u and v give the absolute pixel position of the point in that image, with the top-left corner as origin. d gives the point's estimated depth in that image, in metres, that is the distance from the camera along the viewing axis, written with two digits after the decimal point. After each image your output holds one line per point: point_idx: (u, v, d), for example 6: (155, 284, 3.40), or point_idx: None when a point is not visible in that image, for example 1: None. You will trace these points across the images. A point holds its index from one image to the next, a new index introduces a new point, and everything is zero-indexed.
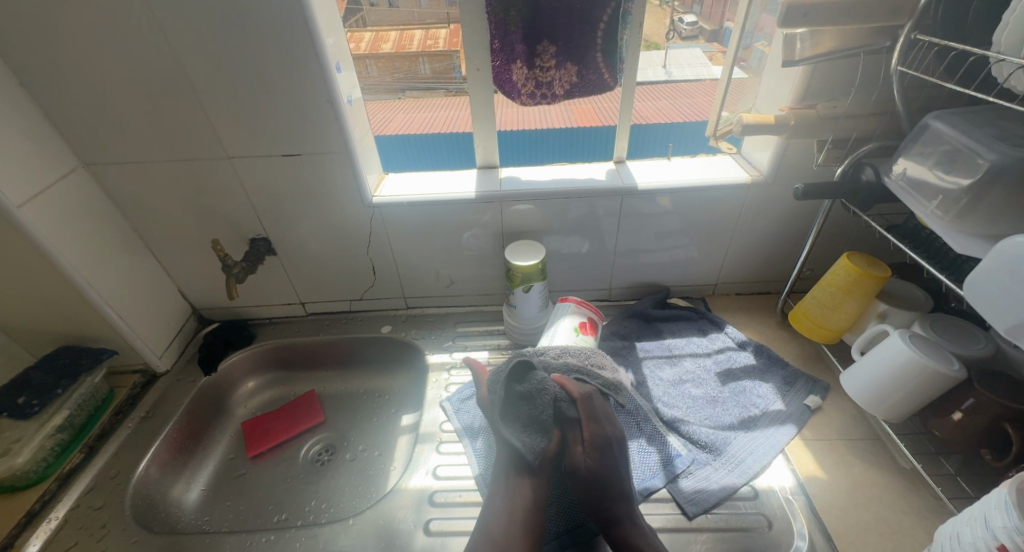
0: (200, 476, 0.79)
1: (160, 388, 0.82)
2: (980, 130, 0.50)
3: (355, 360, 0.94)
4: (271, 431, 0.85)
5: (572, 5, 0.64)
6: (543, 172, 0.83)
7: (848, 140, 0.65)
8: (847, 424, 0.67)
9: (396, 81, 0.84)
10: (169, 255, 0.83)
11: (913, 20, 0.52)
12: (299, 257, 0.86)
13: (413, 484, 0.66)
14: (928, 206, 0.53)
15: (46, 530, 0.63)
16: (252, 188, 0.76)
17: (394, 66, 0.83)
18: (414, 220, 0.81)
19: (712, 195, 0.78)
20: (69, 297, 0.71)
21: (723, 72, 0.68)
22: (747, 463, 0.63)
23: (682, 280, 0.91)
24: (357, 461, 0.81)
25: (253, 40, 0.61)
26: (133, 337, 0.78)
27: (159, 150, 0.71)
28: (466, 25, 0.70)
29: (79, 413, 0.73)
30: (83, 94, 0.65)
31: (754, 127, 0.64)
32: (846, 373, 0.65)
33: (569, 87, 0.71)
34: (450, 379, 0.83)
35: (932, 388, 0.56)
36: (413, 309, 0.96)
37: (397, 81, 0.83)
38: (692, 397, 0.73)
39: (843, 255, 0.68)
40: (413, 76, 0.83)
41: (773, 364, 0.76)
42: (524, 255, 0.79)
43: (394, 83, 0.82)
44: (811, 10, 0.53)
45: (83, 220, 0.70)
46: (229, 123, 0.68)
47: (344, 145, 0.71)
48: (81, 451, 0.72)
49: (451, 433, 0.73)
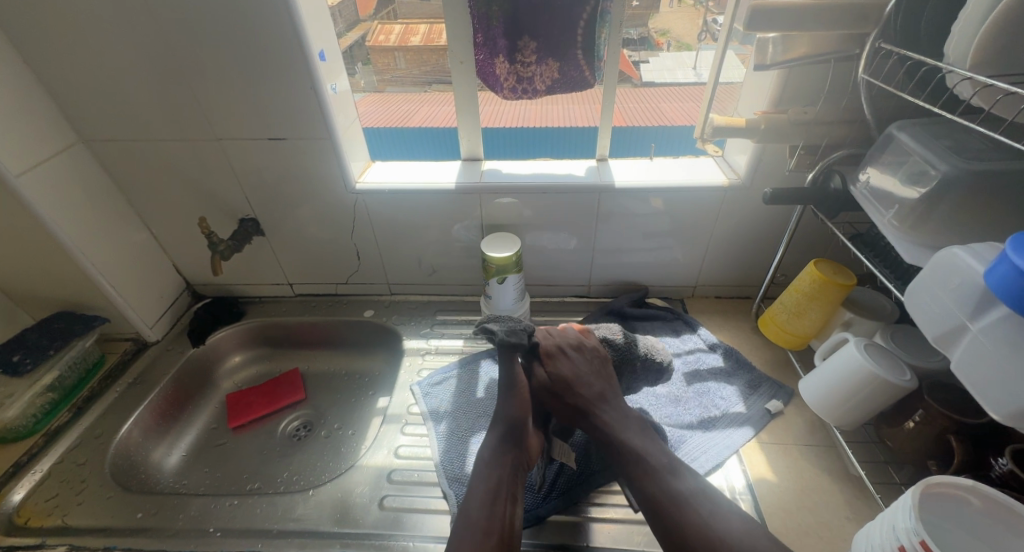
0: (181, 442, 0.83)
1: (149, 357, 0.87)
2: (937, 141, 0.51)
3: (338, 341, 0.97)
4: (253, 405, 0.89)
5: (552, 2, 0.66)
6: (525, 167, 0.85)
7: (820, 145, 0.65)
8: (805, 429, 0.67)
9: (419, 73, 0.87)
10: (164, 231, 0.87)
11: (878, 28, 0.52)
12: (287, 239, 0.89)
13: (375, 461, 0.69)
14: (885, 216, 0.54)
15: (30, 480, 0.67)
16: (241, 169, 0.79)
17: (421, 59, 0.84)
18: (396, 208, 0.83)
19: (689, 196, 0.78)
20: (64, 264, 0.75)
21: (711, 77, 0.66)
22: (699, 462, 0.64)
23: (660, 281, 0.92)
24: (331, 438, 0.84)
25: (239, 26, 0.64)
26: (125, 306, 0.82)
27: (154, 129, 0.74)
28: (451, 19, 0.72)
29: (69, 375, 0.78)
30: (83, 73, 0.69)
31: (725, 129, 0.65)
32: (806, 378, 0.65)
33: (551, 83, 0.72)
34: (423, 363, 0.85)
35: (883, 398, 0.56)
36: (397, 296, 0.98)
37: (423, 74, 0.86)
38: (656, 394, 0.74)
39: (811, 262, 0.68)
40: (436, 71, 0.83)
41: (739, 367, 0.77)
42: (499, 247, 0.80)
43: (421, 76, 0.86)
44: (777, 15, 0.53)
45: (80, 192, 0.75)
46: (219, 105, 0.72)
47: (328, 131, 0.74)
48: (70, 411, 0.76)
49: (417, 416, 0.76)
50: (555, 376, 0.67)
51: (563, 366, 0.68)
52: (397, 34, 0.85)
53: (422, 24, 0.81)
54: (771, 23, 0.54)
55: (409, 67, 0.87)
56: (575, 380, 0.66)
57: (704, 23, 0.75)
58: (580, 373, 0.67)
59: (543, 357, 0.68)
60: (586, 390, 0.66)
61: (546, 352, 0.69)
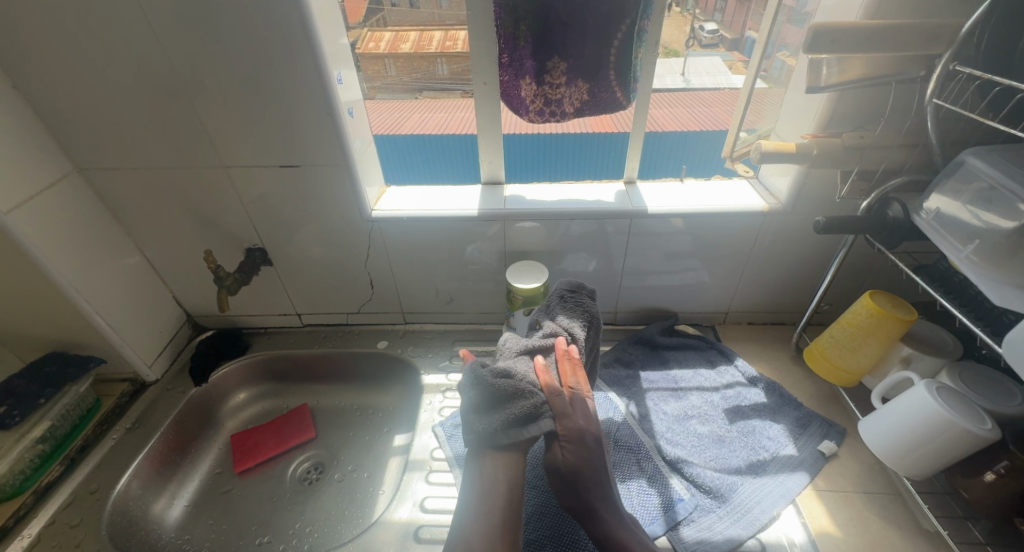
0: (185, 491, 0.77)
1: (149, 398, 0.81)
2: (1021, 169, 0.47)
3: (350, 374, 0.91)
4: (260, 445, 0.83)
5: (583, 21, 0.60)
6: (549, 191, 0.80)
7: (875, 171, 0.61)
8: (863, 475, 0.63)
9: (411, 81, 0.77)
10: (165, 262, 0.82)
11: (951, 49, 0.49)
12: (297, 268, 0.83)
13: (399, 517, 0.63)
14: (962, 250, 0.50)
15: (17, 547, 0.62)
16: (249, 197, 0.73)
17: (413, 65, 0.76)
18: (414, 235, 0.78)
19: (727, 222, 0.74)
20: (59, 304, 0.70)
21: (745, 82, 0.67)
22: (755, 513, 0.59)
23: (691, 307, 0.87)
24: (346, 482, 0.78)
25: (250, 47, 0.59)
26: (123, 346, 0.77)
27: (155, 156, 0.69)
28: (477, 36, 0.67)
29: (61, 424, 0.71)
30: (78, 99, 0.63)
31: (774, 155, 0.60)
32: (865, 419, 0.61)
33: (580, 105, 0.66)
34: (444, 402, 0.79)
35: (961, 448, 0.52)
36: (411, 325, 0.93)
37: (413, 81, 0.77)
38: (698, 434, 0.69)
39: (865, 293, 0.64)
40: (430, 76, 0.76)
41: (785, 403, 0.72)
42: (526, 277, 0.75)
43: (411, 83, 0.77)
44: (839, 36, 0.50)
45: (75, 226, 0.69)
46: (226, 130, 0.66)
47: (344, 157, 0.69)
48: (62, 464, 0.70)
49: (441, 462, 0.70)
50: (567, 435, 0.55)
51: (580, 455, 0.55)
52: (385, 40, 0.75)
53: (411, 31, 0.75)
54: (832, 45, 0.50)
55: (402, 73, 0.77)
56: (587, 472, 0.55)
57: (692, 29, 0.70)
58: (593, 464, 0.55)
59: (563, 437, 0.55)
60: (594, 457, 0.56)
61: (559, 415, 0.56)
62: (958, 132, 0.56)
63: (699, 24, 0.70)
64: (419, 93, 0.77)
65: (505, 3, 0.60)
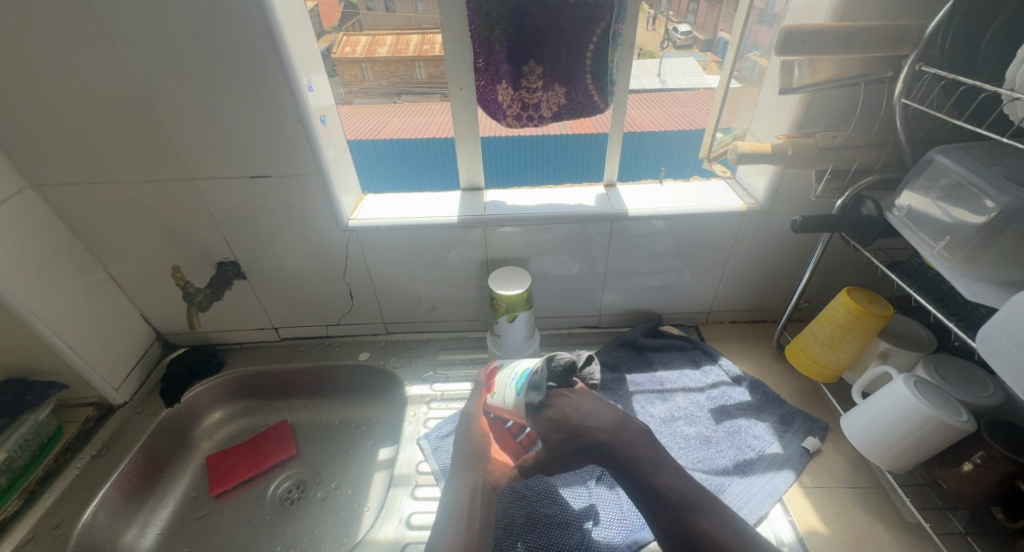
0: (158, 518, 0.74)
1: (117, 422, 0.77)
2: (985, 167, 0.49)
3: (332, 387, 0.89)
4: (238, 466, 0.80)
5: (558, 23, 0.59)
6: (530, 196, 0.79)
7: (849, 170, 0.61)
8: (847, 470, 0.64)
9: (389, 85, 0.77)
10: (130, 279, 0.78)
11: (918, 50, 0.49)
12: (272, 281, 0.81)
13: (384, 536, 0.62)
14: (934, 247, 0.51)
15: None
16: (218, 209, 0.71)
17: (389, 70, 0.77)
18: (393, 244, 0.76)
19: (707, 223, 0.74)
20: (14, 327, 0.66)
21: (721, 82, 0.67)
22: (744, 514, 0.59)
23: (675, 308, 0.87)
24: (329, 500, 0.76)
25: (214, 57, 0.57)
26: (87, 369, 0.73)
27: (116, 169, 0.66)
28: (451, 40, 0.65)
29: (20, 455, 0.68)
30: (30, 111, 0.60)
31: (750, 156, 0.60)
32: (846, 415, 0.61)
33: (558, 109, 0.65)
34: (429, 413, 0.78)
35: (939, 441, 0.53)
36: (393, 334, 0.91)
37: (392, 85, 0.77)
38: (685, 436, 0.69)
39: (842, 291, 0.66)
40: (408, 81, 0.75)
41: (769, 401, 0.72)
42: (509, 283, 0.74)
43: (388, 88, 0.77)
44: (810, 38, 0.50)
45: (28, 246, 0.65)
46: (191, 141, 0.64)
47: (318, 166, 0.67)
48: (21, 497, 0.67)
49: (428, 475, 0.68)
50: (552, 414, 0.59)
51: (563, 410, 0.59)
52: (363, 45, 0.77)
53: (388, 35, 0.74)
54: (804, 47, 0.51)
55: (378, 78, 0.77)
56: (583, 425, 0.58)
57: (665, 31, 0.71)
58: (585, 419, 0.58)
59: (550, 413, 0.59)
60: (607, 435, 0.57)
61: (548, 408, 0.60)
62: (927, 130, 0.57)
63: (672, 26, 0.71)
64: (398, 98, 0.75)
65: (478, 7, 0.59)
